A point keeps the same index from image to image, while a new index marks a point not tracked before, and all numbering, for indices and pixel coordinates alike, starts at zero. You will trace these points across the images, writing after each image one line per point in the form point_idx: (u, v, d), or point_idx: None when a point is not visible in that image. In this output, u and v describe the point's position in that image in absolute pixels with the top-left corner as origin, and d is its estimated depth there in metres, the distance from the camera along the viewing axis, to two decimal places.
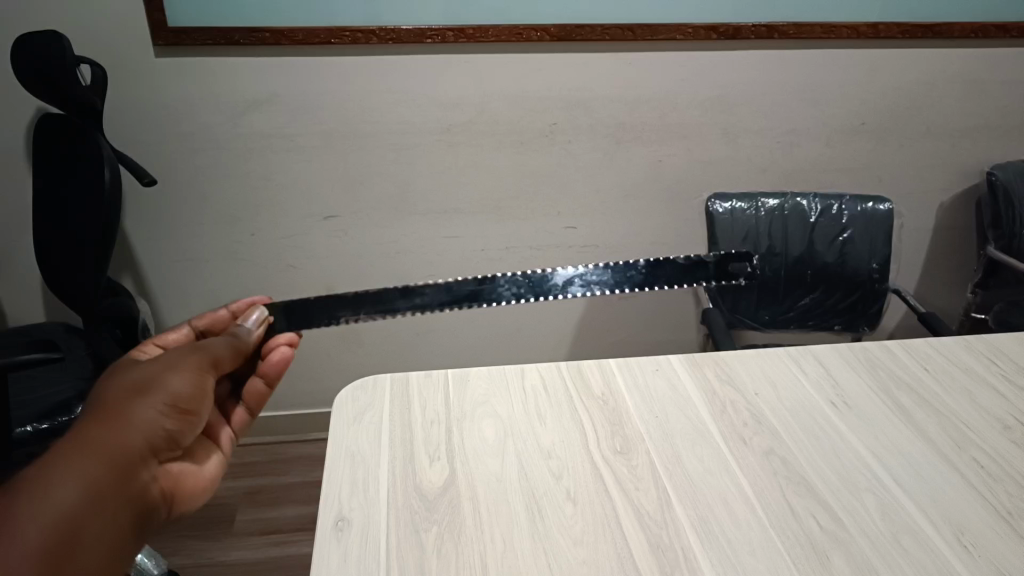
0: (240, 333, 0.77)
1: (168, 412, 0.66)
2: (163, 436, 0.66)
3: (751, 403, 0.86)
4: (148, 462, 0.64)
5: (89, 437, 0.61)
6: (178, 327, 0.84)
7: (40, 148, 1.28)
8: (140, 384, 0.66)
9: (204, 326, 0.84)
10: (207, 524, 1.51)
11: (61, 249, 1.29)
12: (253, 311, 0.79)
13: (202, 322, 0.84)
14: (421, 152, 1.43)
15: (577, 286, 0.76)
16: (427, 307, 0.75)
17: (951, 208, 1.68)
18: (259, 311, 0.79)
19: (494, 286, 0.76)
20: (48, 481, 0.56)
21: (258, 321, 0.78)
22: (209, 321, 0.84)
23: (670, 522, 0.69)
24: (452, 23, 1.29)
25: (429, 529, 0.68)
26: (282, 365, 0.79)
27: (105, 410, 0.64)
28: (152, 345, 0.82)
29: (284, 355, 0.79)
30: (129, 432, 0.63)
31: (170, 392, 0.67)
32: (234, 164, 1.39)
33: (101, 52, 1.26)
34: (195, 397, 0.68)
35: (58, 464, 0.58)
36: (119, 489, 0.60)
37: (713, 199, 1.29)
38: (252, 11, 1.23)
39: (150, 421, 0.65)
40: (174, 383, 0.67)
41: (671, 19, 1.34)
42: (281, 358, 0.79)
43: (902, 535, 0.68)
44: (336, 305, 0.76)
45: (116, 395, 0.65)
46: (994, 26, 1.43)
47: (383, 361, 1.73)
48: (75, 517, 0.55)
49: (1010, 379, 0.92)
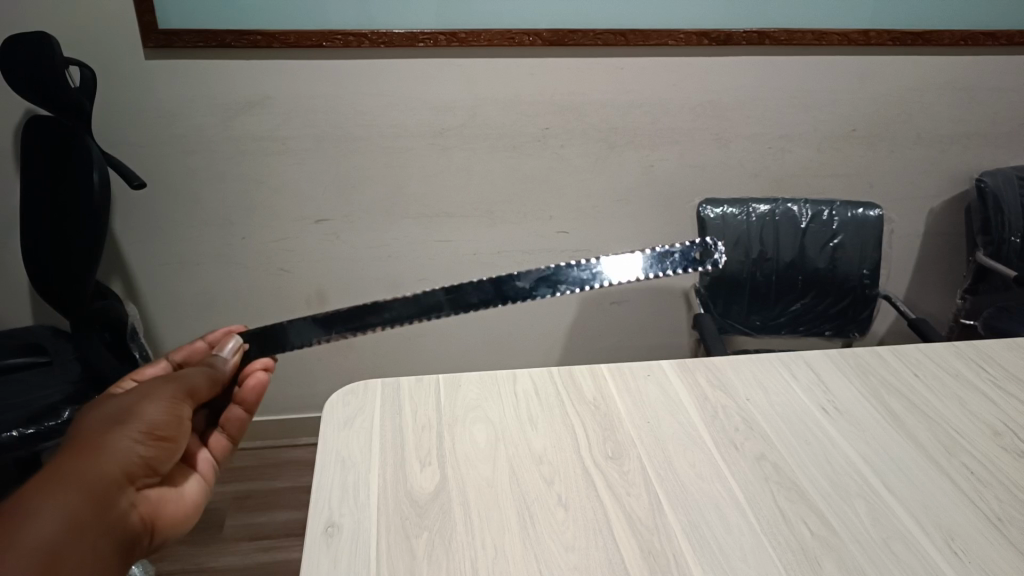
0: (215, 362, 0.78)
1: (144, 441, 0.67)
2: (142, 464, 0.67)
3: (742, 408, 0.86)
4: (127, 490, 0.64)
5: (66, 469, 0.61)
6: (155, 361, 0.87)
7: (29, 150, 1.26)
8: (117, 415, 0.67)
9: (181, 358, 0.87)
10: (196, 529, 1.49)
11: (49, 252, 1.28)
12: (229, 341, 0.82)
13: (179, 355, 0.87)
14: (414, 156, 1.43)
15: (545, 286, 0.73)
16: (396, 322, 0.74)
17: (940, 214, 1.69)
18: (236, 340, 0.82)
19: (462, 293, 0.73)
20: (28, 511, 0.55)
21: (235, 349, 0.81)
22: (186, 353, 0.87)
23: (661, 527, 0.69)
24: (445, 27, 1.28)
25: (420, 535, 0.67)
26: (258, 389, 0.81)
27: (82, 442, 0.64)
28: (129, 379, 0.84)
29: (259, 379, 0.81)
30: (107, 463, 0.63)
31: (146, 420, 0.67)
32: (223, 166, 1.38)
33: (90, 54, 1.25)
34: (172, 425, 0.69)
35: (37, 495, 0.57)
36: (101, 517, 0.60)
37: (705, 205, 1.29)
38: (243, 14, 1.23)
39: (129, 449, 0.65)
40: (151, 410, 0.68)
41: (663, 24, 1.34)
42: (258, 382, 0.81)
43: (892, 541, 0.68)
44: (309, 327, 0.77)
45: (92, 428, 0.65)
46: (983, 35, 1.44)
47: (374, 365, 1.72)
48: (59, 544, 0.55)
49: (1000, 385, 0.93)
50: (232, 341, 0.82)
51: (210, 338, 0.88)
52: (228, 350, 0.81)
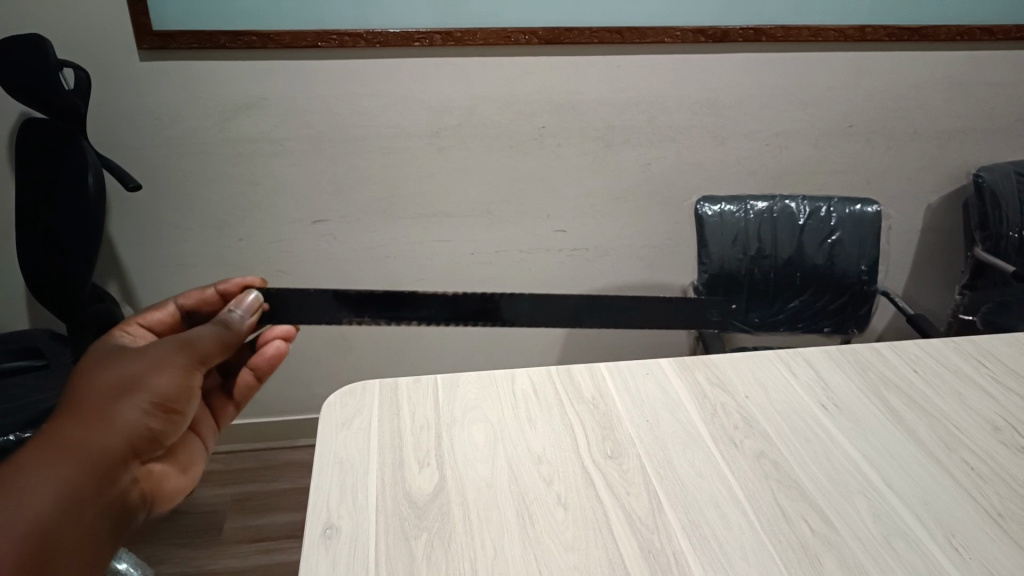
0: (229, 320, 0.74)
1: (152, 412, 0.65)
2: (149, 434, 0.65)
3: (742, 406, 0.86)
4: (131, 464, 0.64)
5: (70, 441, 0.59)
6: (162, 305, 0.79)
7: (23, 151, 1.25)
8: (126, 382, 0.65)
9: (190, 305, 0.80)
10: (195, 532, 1.49)
11: (46, 255, 1.27)
12: (247, 297, 0.77)
13: (188, 302, 0.80)
14: (410, 156, 1.42)
15: None
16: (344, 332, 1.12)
17: (939, 210, 1.69)
18: (254, 297, 0.77)
19: None
20: (31, 490, 0.55)
21: (252, 308, 0.76)
22: (196, 301, 0.80)
23: (661, 527, 0.69)
24: (440, 26, 1.28)
25: (419, 537, 0.67)
26: (274, 358, 0.80)
27: (89, 409, 0.62)
28: (135, 325, 0.76)
29: (277, 349, 0.80)
30: (113, 435, 0.62)
31: (155, 391, 0.66)
32: (220, 168, 1.38)
33: (85, 56, 1.24)
34: (181, 396, 0.68)
35: (39, 471, 0.56)
36: (103, 493, 0.60)
37: (702, 202, 1.29)
38: (239, 15, 1.22)
39: (135, 421, 0.64)
40: (160, 381, 0.66)
41: (660, 22, 1.33)
42: (276, 352, 0.80)
43: (893, 538, 0.68)
44: None
45: (99, 393, 0.63)
46: (980, 30, 1.44)
47: (373, 366, 1.71)
48: (62, 524, 0.55)
49: (999, 380, 0.93)
50: (248, 298, 0.77)
51: (223, 289, 0.80)
52: (244, 308, 0.76)
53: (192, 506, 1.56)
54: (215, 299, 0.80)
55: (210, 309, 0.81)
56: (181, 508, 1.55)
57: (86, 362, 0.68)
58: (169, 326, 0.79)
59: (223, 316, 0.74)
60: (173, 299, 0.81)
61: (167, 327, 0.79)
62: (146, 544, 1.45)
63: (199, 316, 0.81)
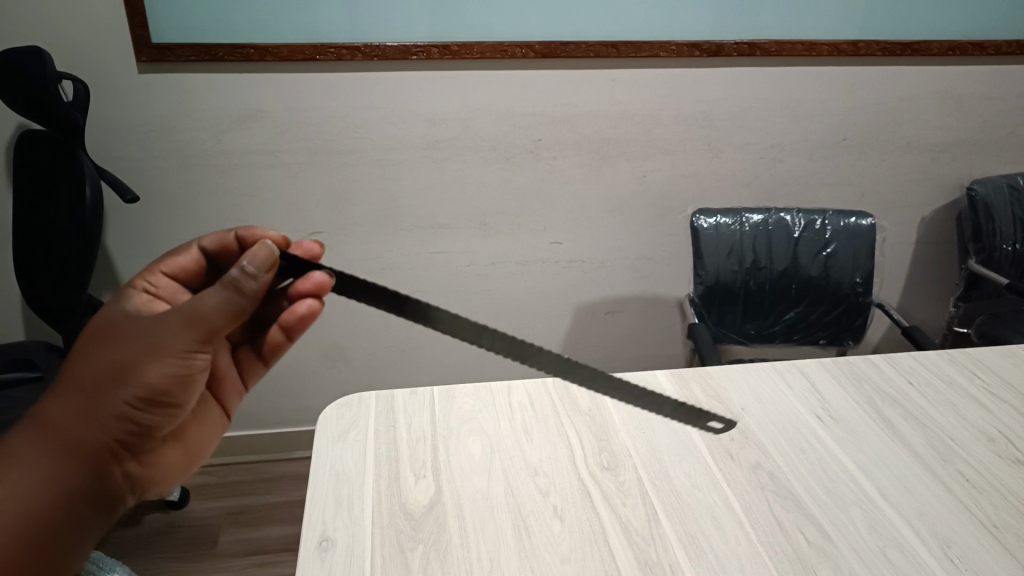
0: (236, 283, 0.54)
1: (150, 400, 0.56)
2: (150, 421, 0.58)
3: (738, 417, 0.86)
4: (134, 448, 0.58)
5: (63, 430, 0.55)
6: (185, 249, 0.69)
7: (18, 163, 1.26)
8: (120, 364, 0.55)
9: (214, 248, 0.70)
10: (189, 546, 1.48)
11: (43, 266, 1.28)
12: (260, 249, 0.56)
13: (210, 243, 0.70)
14: (407, 168, 1.43)
15: None
16: None
17: (933, 222, 1.70)
18: (271, 249, 0.56)
19: None
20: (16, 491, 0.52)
21: (265, 265, 0.55)
22: (221, 245, 0.69)
23: (657, 538, 0.69)
24: (437, 41, 1.29)
25: (414, 548, 0.67)
26: (304, 320, 0.66)
27: (83, 394, 0.55)
28: (157, 273, 0.67)
29: (309, 307, 0.65)
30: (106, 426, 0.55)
31: (154, 378, 0.56)
32: (217, 180, 1.39)
33: (83, 69, 1.25)
34: (183, 380, 0.57)
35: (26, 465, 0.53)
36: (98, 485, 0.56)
37: (698, 215, 1.30)
38: (237, 29, 1.24)
39: (134, 408, 0.56)
40: (158, 367, 0.56)
41: (654, 37, 1.35)
42: (308, 310, 0.65)
43: (889, 550, 0.68)
44: None
45: (93, 376, 0.55)
46: (971, 44, 1.46)
47: (370, 377, 1.71)
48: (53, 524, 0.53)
49: (993, 392, 0.93)
50: (262, 250, 0.56)
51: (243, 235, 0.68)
52: (256, 264, 0.55)
53: (187, 520, 1.55)
54: (236, 242, 0.69)
55: (235, 256, 0.70)
56: (175, 521, 1.54)
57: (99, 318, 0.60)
58: (194, 272, 0.70)
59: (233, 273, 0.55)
60: (197, 241, 0.71)
61: (193, 273, 0.70)
62: (140, 558, 1.44)
63: (227, 262, 0.71)
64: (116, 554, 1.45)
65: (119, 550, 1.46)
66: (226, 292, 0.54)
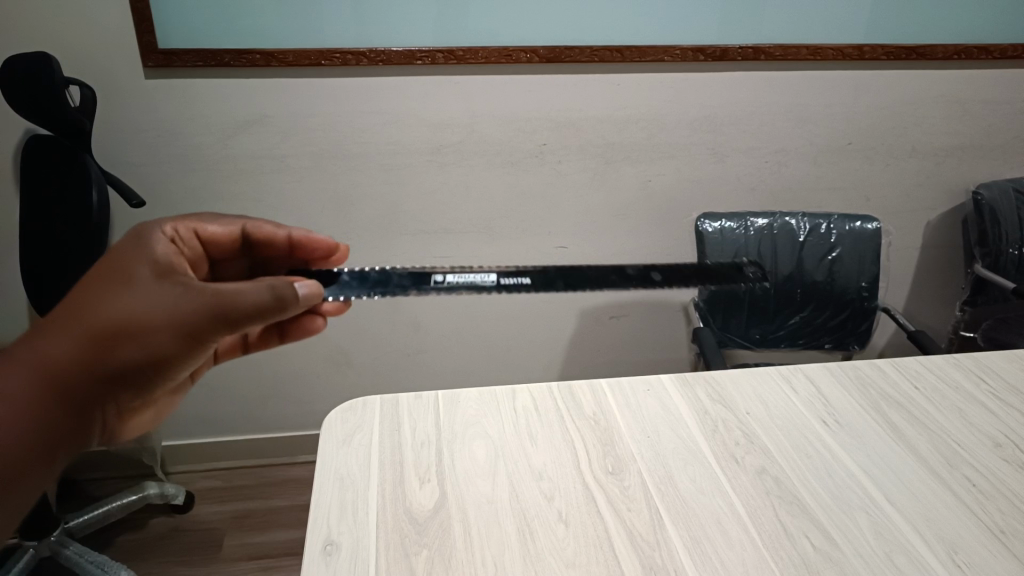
0: (280, 294, 0.62)
1: (149, 365, 0.60)
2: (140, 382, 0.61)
3: (743, 422, 0.86)
4: (111, 404, 0.60)
5: (59, 370, 0.57)
6: (228, 223, 0.73)
7: (25, 167, 1.27)
8: (140, 324, 0.58)
9: (255, 235, 0.75)
10: (194, 549, 1.48)
11: (48, 270, 1.28)
12: (308, 286, 0.64)
13: (254, 229, 0.75)
14: (411, 173, 1.44)
15: None
16: None
17: (938, 226, 1.70)
18: (315, 291, 0.65)
19: None
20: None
21: (310, 295, 0.64)
22: (264, 236, 0.75)
23: (662, 543, 0.68)
24: (442, 45, 1.30)
25: (420, 553, 0.66)
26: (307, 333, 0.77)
27: (92, 341, 0.57)
28: (189, 228, 0.69)
29: (315, 325, 0.77)
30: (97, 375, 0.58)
31: (161, 345, 0.59)
32: (223, 184, 1.39)
33: (90, 74, 1.26)
34: (183, 356, 0.61)
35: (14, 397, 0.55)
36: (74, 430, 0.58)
37: (702, 219, 1.29)
38: (243, 34, 1.24)
39: (129, 367, 0.59)
40: (169, 336, 0.59)
41: (659, 41, 1.35)
42: (311, 327, 0.77)
43: (895, 555, 0.68)
44: None
45: (108, 327, 0.57)
46: (976, 48, 1.45)
47: (374, 381, 1.71)
48: (23, 459, 0.55)
49: (1000, 397, 0.93)
50: (313, 288, 0.65)
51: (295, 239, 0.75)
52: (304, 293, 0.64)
53: (191, 524, 1.55)
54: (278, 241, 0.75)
55: (269, 249, 0.75)
56: (180, 525, 1.54)
57: (112, 261, 0.62)
58: (221, 242, 0.73)
59: (276, 282, 0.63)
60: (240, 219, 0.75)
61: (216, 244, 0.73)
62: (144, 561, 1.44)
63: (256, 248, 0.76)
64: (121, 558, 1.45)
65: (124, 554, 1.46)
66: (266, 296, 0.61)
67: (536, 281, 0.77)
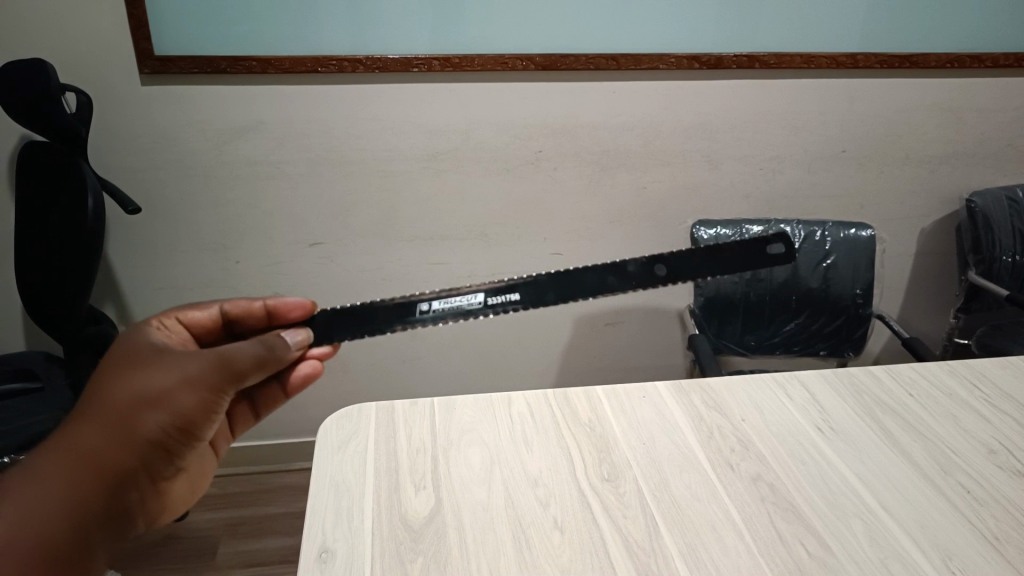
0: (270, 342, 0.66)
1: (171, 432, 0.60)
2: (164, 455, 0.61)
3: (739, 429, 0.86)
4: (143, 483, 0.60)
5: (89, 453, 0.56)
6: (205, 307, 0.73)
7: (20, 175, 1.27)
8: (157, 392, 0.59)
9: (233, 312, 0.74)
10: (188, 557, 1.47)
11: (44, 276, 1.28)
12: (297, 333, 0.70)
13: (231, 306, 0.74)
14: (407, 179, 1.44)
15: None
16: None
17: (932, 233, 1.71)
18: (303, 335, 0.70)
19: None
20: (25, 516, 0.52)
21: (298, 342, 0.69)
22: (241, 310, 0.74)
23: (658, 550, 0.68)
24: (438, 52, 1.30)
25: (414, 560, 0.66)
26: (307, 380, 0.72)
27: (114, 418, 0.58)
28: (171, 316, 0.71)
29: (312, 369, 0.72)
30: (126, 450, 0.58)
31: (179, 408, 0.60)
32: (219, 190, 1.39)
33: (88, 80, 1.26)
34: (202, 417, 0.62)
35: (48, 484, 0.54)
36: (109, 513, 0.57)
37: (697, 226, 1.30)
38: (239, 41, 1.25)
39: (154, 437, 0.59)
40: (186, 398, 0.60)
41: (654, 49, 1.36)
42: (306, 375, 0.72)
43: (890, 561, 0.68)
44: None
45: (130, 400, 0.58)
46: (969, 57, 1.46)
47: (369, 388, 1.71)
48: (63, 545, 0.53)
49: (994, 404, 0.93)
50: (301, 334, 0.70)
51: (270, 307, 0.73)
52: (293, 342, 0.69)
53: (186, 531, 1.54)
54: (257, 312, 0.73)
55: (250, 321, 0.74)
56: (174, 533, 1.53)
57: (116, 348, 0.64)
58: (207, 329, 0.73)
59: (265, 335, 0.66)
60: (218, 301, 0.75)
61: (206, 331, 0.73)
62: (138, 569, 1.43)
63: (241, 326, 0.75)
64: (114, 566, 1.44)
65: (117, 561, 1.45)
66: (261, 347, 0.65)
67: (525, 295, 0.73)
